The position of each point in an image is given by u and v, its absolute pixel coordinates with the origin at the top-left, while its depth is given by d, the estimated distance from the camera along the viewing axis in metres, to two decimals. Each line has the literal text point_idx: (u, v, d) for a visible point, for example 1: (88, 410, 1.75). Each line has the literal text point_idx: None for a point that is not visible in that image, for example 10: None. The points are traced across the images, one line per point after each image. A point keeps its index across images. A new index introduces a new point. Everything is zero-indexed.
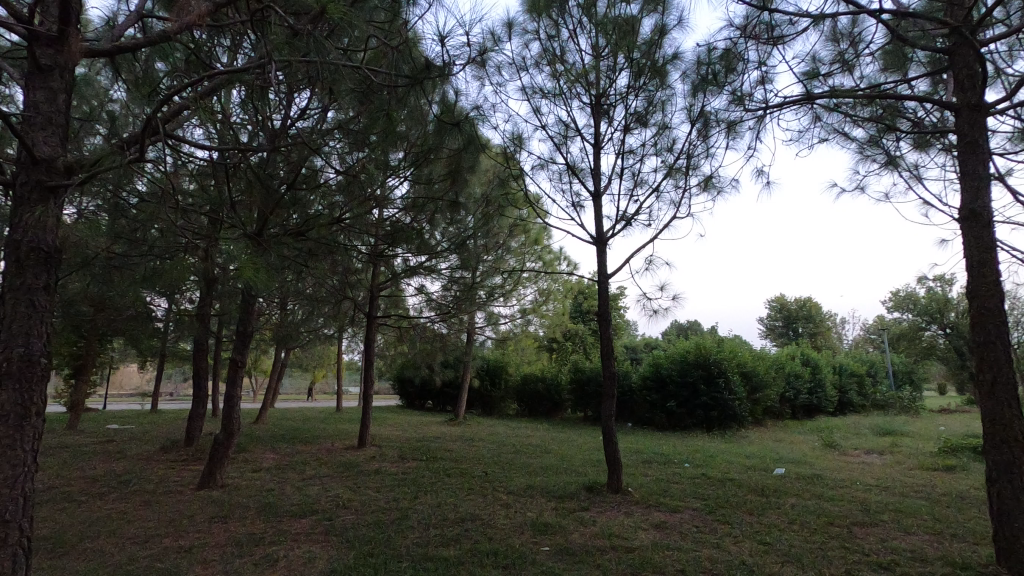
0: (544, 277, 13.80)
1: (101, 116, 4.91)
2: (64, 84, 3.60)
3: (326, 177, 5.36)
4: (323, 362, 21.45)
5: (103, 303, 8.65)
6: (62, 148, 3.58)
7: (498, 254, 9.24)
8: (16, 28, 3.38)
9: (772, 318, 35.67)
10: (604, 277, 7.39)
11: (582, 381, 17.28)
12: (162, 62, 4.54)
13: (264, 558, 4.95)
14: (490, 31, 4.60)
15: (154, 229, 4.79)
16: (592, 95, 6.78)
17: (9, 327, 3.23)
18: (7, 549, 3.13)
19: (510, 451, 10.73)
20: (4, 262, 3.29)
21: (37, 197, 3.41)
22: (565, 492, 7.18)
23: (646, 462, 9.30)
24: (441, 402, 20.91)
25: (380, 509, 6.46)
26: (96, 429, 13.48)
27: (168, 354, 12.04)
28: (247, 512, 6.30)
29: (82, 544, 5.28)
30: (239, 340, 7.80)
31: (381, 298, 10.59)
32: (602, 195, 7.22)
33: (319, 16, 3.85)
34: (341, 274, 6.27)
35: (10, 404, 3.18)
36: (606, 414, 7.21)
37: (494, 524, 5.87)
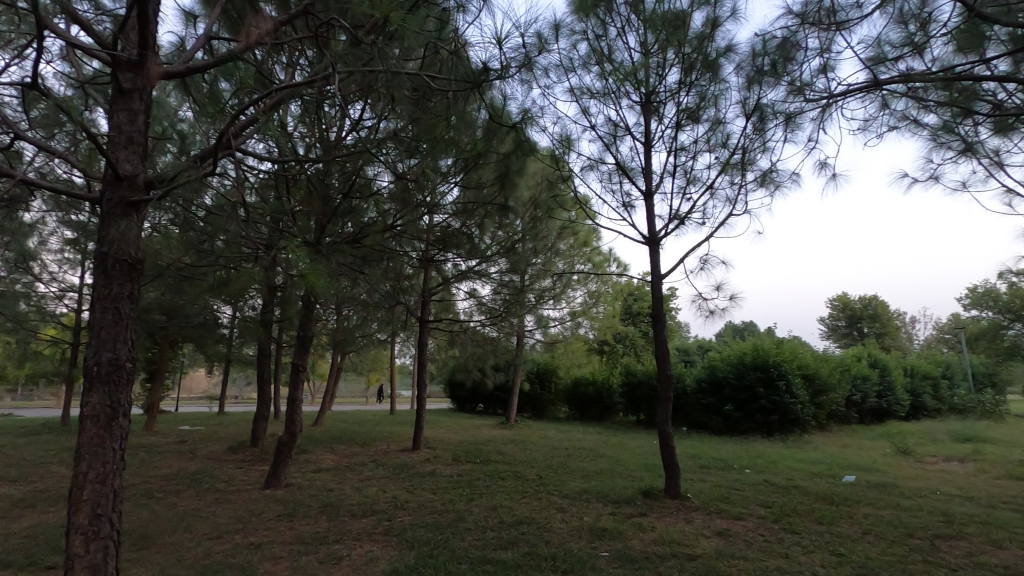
0: (593, 279, 13.66)
1: (172, 135, 5.22)
2: (143, 105, 3.84)
3: (379, 185, 5.55)
4: (377, 365, 21.99)
5: (175, 311, 9.17)
6: (141, 165, 3.82)
7: (546, 257, 9.22)
8: (101, 54, 3.63)
9: (834, 318, 33.97)
10: (657, 278, 7.23)
11: (633, 384, 16.94)
12: (226, 82, 4.84)
13: (329, 557, 5.09)
14: (540, 33, 4.59)
15: (221, 239, 5.06)
16: (642, 94, 6.67)
17: (99, 334, 3.46)
18: (99, 541, 3.36)
19: (563, 455, 10.64)
20: (93, 273, 3.53)
21: (120, 212, 3.64)
22: (621, 497, 7.05)
23: (704, 468, 9.02)
24: (491, 405, 21.01)
25: (437, 511, 6.54)
26: (170, 430, 14.29)
27: (233, 358, 12.65)
28: (311, 511, 6.50)
29: (162, 538, 5.60)
30: (299, 345, 8.09)
31: (432, 302, 10.74)
32: (654, 195, 7.10)
33: (378, 26, 3.95)
34: (393, 280, 6.41)
35: (100, 406, 3.41)
36: (662, 417, 7.05)
37: (551, 528, 5.83)
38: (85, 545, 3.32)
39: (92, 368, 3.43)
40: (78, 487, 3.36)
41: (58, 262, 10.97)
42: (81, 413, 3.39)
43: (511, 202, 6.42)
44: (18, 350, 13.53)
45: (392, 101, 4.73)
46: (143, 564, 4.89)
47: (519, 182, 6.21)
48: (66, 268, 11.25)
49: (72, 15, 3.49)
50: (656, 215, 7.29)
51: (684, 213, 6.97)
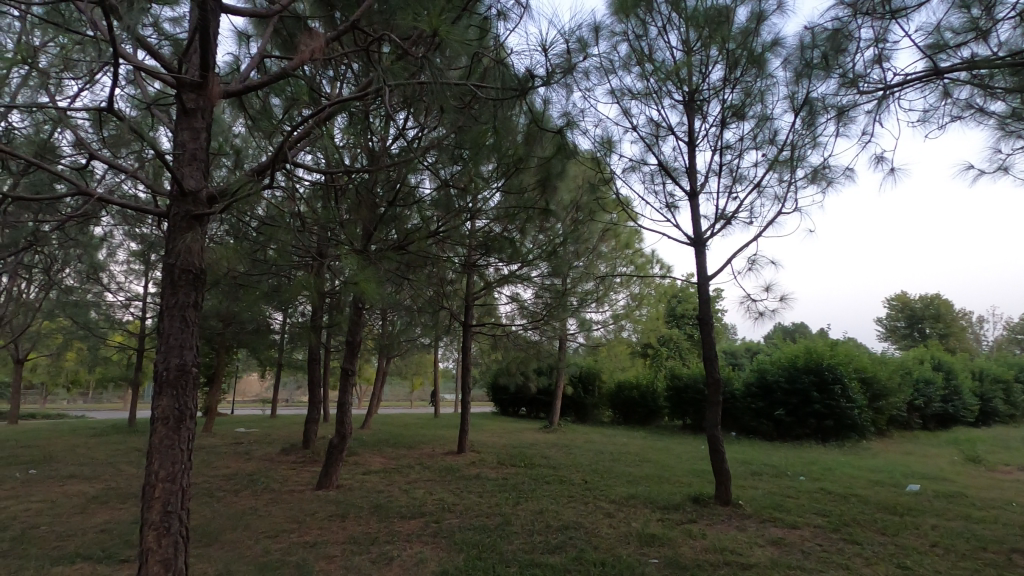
0: (636, 282, 13.49)
1: (227, 149, 5.48)
2: (205, 123, 4.05)
3: (422, 192, 5.70)
4: (421, 369, 22.35)
5: (231, 318, 9.59)
6: (204, 180, 4.03)
7: (588, 260, 9.19)
8: (167, 77, 3.84)
9: (892, 318, 32.40)
10: (703, 279, 7.10)
11: (679, 388, 16.53)
12: (277, 98, 5.12)
13: (381, 556, 5.22)
14: (582, 36, 4.56)
15: (273, 248, 5.28)
16: (685, 92, 6.57)
17: (167, 341, 3.66)
18: (170, 537, 3.56)
19: (608, 459, 10.53)
20: (161, 283, 3.75)
21: (185, 225, 3.85)
22: (670, 502, 6.94)
23: (755, 474, 8.75)
24: (535, 409, 21.00)
25: (484, 514, 6.59)
26: (228, 432, 14.94)
27: (285, 363, 13.12)
28: (362, 512, 6.68)
29: (224, 535, 5.85)
30: (348, 349, 8.34)
31: (475, 307, 10.83)
32: (699, 194, 6.97)
33: (426, 37, 4.05)
34: (437, 284, 6.54)
35: (170, 410, 3.61)
36: (711, 422, 6.89)
37: (599, 534, 5.78)
38: (157, 540, 3.52)
39: (161, 372, 3.64)
40: (150, 485, 3.56)
41: (125, 273, 11.66)
42: (152, 415, 3.60)
43: (552, 205, 6.47)
44: (90, 355, 14.45)
45: (436, 111, 4.82)
46: (207, 560, 5.13)
47: (559, 186, 6.22)
48: (132, 278, 11.95)
49: (140, 42, 3.70)
50: (701, 215, 7.16)
51: (730, 213, 6.82)
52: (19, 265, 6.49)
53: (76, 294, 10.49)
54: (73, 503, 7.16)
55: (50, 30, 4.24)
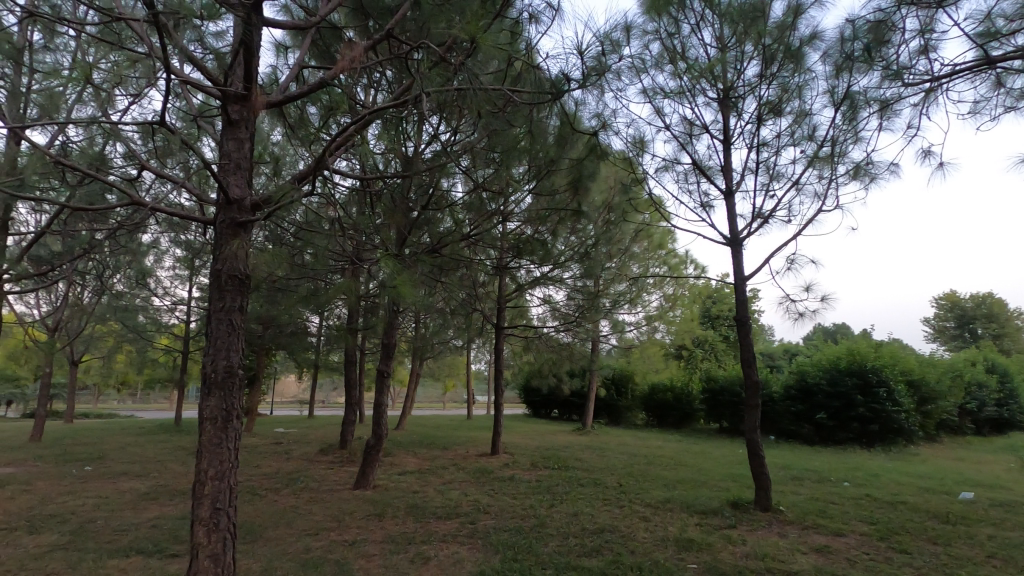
0: (669, 282, 13.31)
1: (266, 157, 5.65)
2: (249, 133, 4.19)
3: (454, 196, 5.77)
4: (454, 371, 22.56)
5: (271, 321, 9.87)
6: (248, 188, 4.17)
7: (620, 261, 9.12)
8: (213, 90, 4.00)
9: (941, 318, 31.09)
10: (740, 279, 6.95)
11: (715, 390, 16.23)
12: (314, 107, 5.26)
13: (418, 556, 5.29)
14: (615, 37, 4.53)
15: (310, 253, 5.41)
16: (719, 90, 6.47)
17: (215, 343, 3.80)
18: (219, 532, 3.69)
19: (643, 462, 10.42)
20: (209, 288, 3.89)
21: (230, 232, 3.99)
22: (708, 507, 6.82)
23: (796, 479, 8.52)
24: (567, 411, 20.92)
25: (519, 516, 6.60)
26: (269, 432, 15.36)
27: (322, 365, 13.42)
28: (399, 512, 6.78)
29: (267, 532, 6.03)
30: (384, 351, 8.49)
31: (507, 309, 10.87)
32: (735, 193, 6.84)
33: (461, 43, 4.09)
34: (469, 287, 6.59)
35: (218, 409, 3.74)
36: (749, 425, 6.74)
37: (635, 538, 5.73)
38: (207, 535, 3.65)
39: (210, 374, 3.77)
40: (200, 482, 3.69)
41: (171, 278, 12.14)
42: (201, 415, 3.73)
43: (584, 206, 6.45)
44: (139, 357, 15.09)
45: (469, 115, 4.87)
46: (252, 556, 5.29)
47: (591, 187, 6.20)
48: (177, 283, 12.43)
49: (187, 57, 3.86)
50: (737, 214, 7.03)
51: (768, 211, 6.67)
52: (75, 272, 6.84)
53: (126, 298, 10.98)
54: (126, 498, 7.49)
55: (104, 49, 4.46)
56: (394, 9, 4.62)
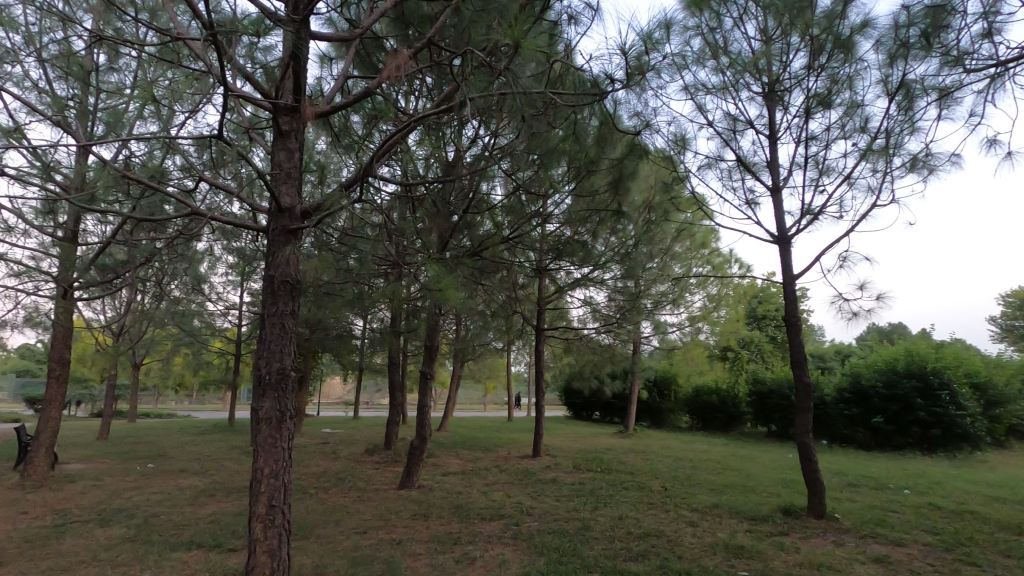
0: (713, 282, 13.00)
1: (311, 166, 5.83)
2: (298, 144, 4.34)
3: (493, 198, 5.96)
4: (495, 373, 22.65)
5: (318, 325, 10.15)
6: (298, 197, 4.31)
7: (662, 262, 8.98)
8: (266, 103, 4.15)
9: (1008, 317, 29.26)
10: (789, 277, 6.74)
11: (762, 393, 15.74)
12: (357, 116, 5.39)
13: (464, 556, 5.34)
14: (656, 34, 4.46)
15: (355, 258, 5.57)
16: (764, 84, 6.30)
17: (269, 347, 3.94)
18: (275, 528, 3.82)
19: (688, 466, 10.20)
20: (263, 294, 4.05)
21: (282, 239, 4.14)
22: (758, 513, 6.63)
23: (852, 486, 8.16)
24: (609, 413, 20.71)
25: (563, 518, 6.58)
26: (316, 432, 15.83)
27: (366, 367, 13.73)
28: (443, 512, 6.87)
29: (318, 529, 6.21)
30: (427, 353, 8.62)
31: (547, 311, 10.86)
32: (782, 189, 6.64)
33: (507, 48, 4.13)
34: (509, 289, 6.61)
35: (272, 410, 3.88)
36: (801, 429, 6.51)
37: (683, 543, 5.61)
38: (264, 531, 3.79)
39: (265, 376, 3.92)
40: (257, 480, 3.85)
41: (223, 284, 12.65)
42: (257, 416, 3.88)
43: (625, 206, 6.36)
44: (195, 359, 15.81)
45: (511, 121, 4.89)
46: (304, 552, 5.45)
47: (632, 187, 6.13)
48: (229, 289, 12.94)
49: (240, 73, 4.03)
50: (785, 211, 6.81)
51: (818, 207, 6.44)
52: (137, 279, 7.22)
53: (183, 304, 11.51)
54: (186, 495, 7.84)
55: (163, 68, 4.71)
56: (434, 17, 4.71)
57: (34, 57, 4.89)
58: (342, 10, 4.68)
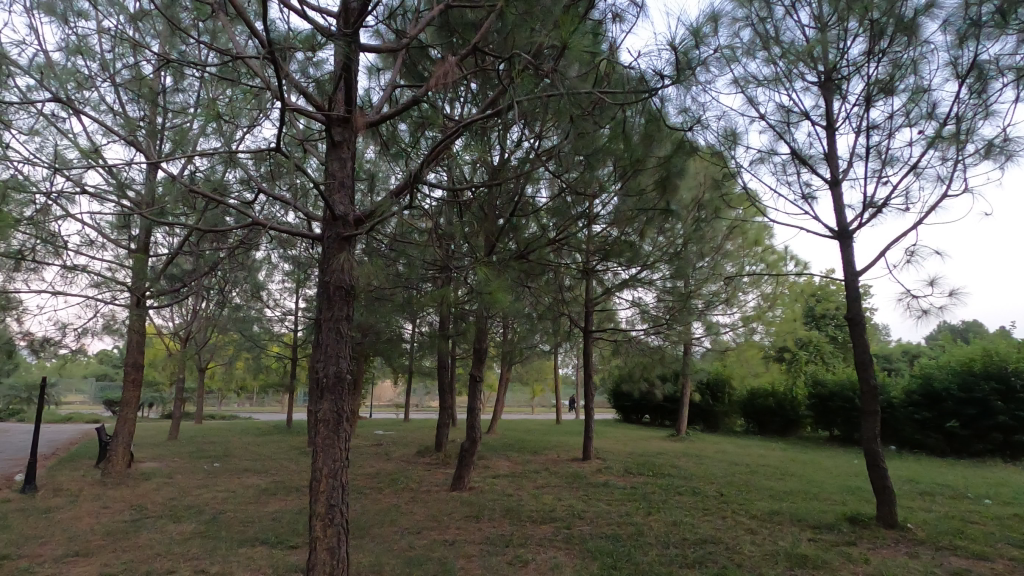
0: (767, 280, 12.52)
1: (362, 175, 6.01)
2: (350, 153, 4.47)
3: (538, 200, 6.01)
4: (542, 375, 22.59)
5: (369, 329, 10.42)
6: (351, 204, 4.44)
7: (713, 260, 8.73)
8: (320, 115, 4.30)
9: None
10: (851, 274, 6.42)
11: (823, 395, 15.06)
12: (404, 124, 5.50)
13: (517, 558, 5.35)
14: (704, 27, 4.34)
15: (404, 263, 5.68)
16: (820, 73, 6.04)
17: (326, 350, 4.07)
18: (334, 527, 3.93)
19: (744, 472, 9.86)
20: (320, 299, 4.18)
21: (337, 246, 4.27)
22: (823, 521, 6.33)
23: (925, 494, 7.69)
24: (659, 416, 20.29)
25: (616, 522, 6.49)
26: (369, 434, 16.21)
27: (415, 369, 13.99)
28: (495, 514, 6.90)
29: (373, 528, 6.36)
30: (475, 356, 8.68)
31: (595, 313, 10.75)
32: (841, 182, 6.34)
33: (558, 51, 4.12)
34: (556, 290, 6.58)
35: (330, 412, 3.99)
36: (868, 433, 6.18)
37: (742, 551, 5.43)
38: (323, 529, 3.91)
39: (322, 378, 4.04)
40: (317, 479, 3.98)
41: (280, 290, 13.17)
42: (315, 417, 4.00)
43: (673, 204, 6.20)
44: (256, 363, 16.52)
45: (557, 121, 4.88)
46: (361, 551, 5.59)
47: (681, 185, 5.97)
48: (285, 295, 13.45)
49: (295, 88, 4.18)
50: (845, 205, 6.50)
51: (881, 200, 6.11)
52: (203, 287, 7.62)
53: (243, 310, 12.03)
54: (250, 493, 8.20)
55: (224, 86, 4.95)
56: (477, 23, 4.75)
57: (109, 82, 5.24)
58: (389, 21, 4.80)
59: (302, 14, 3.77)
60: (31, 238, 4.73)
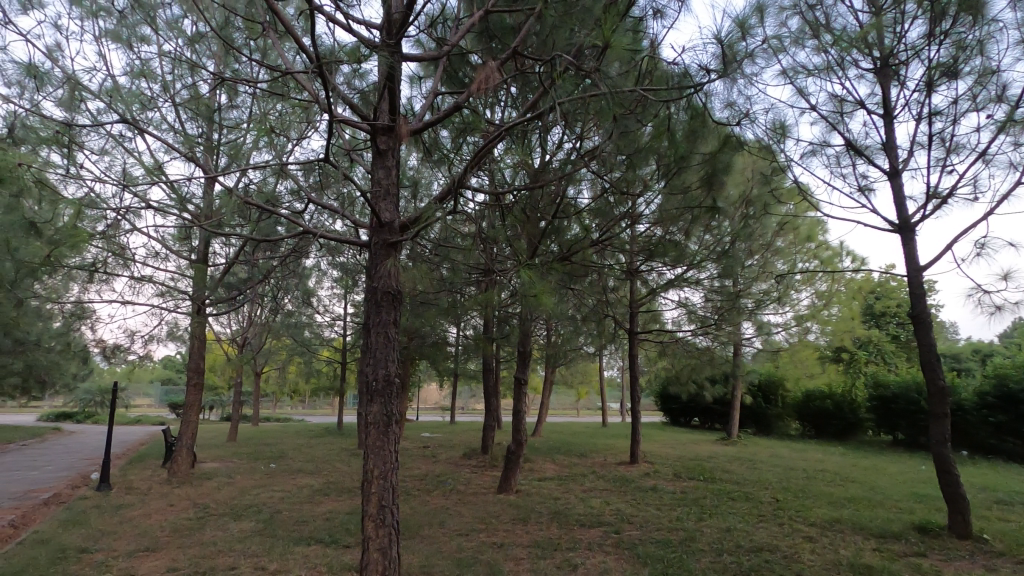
0: (821, 278, 11.99)
1: (405, 182, 6.14)
2: (395, 161, 4.57)
3: (579, 202, 5.92)
4: (587, 378, 22.42)
5: (415, 333, 10.61)
6: (396, 211, 4.54)
7: (763, 258, 8.45)
8: (365, 125, 4.42)
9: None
10: (915, 268, 6.08)
11: (885, 398, 14.32)
12: (446, 131, 5.57)
13: (566, 562, 5.32)
14: (749, 17, 4.21)
15: (447, 267, 5.74)
16: (875, 59, 5.76)
17: (375, 354, 4.16)
18: (385, 527, 4.01)
19: (800, 477, 9.47)
20: (368, 304, 4.28)
21: (383, 252, 4.36)
22: (888, 530, 6.01)
23: (1003, 504, 7.18)
24: (709, 419, 19.77)
25: (666, 528, 6.36)
26: (416, 436, 16.49)
27: (460, 372, 14.14)
28: (542, 517, 6.89)
29: (423, 530, 6.46)
30: (520, 359, 8.68)
31: (640, 314, 10.59)
32: (901, 172, 6.03)
33: (601, 50, 4.08)
34: (599, 293, 6.51)
35: (380, 415, 4.08)
36: (937, 438, 5.83)
37: (800, 560, 5.21)
38: (375, 530, 3.99)
39: (372, 382, 4.14)
40: (368, 481, 4.07)
41: (329, 297, 13.58)
42: (365, 420, 4.10)
43: (720, 202, 6.04)
44: (308, 367, 17.07)
45: (598, 122, 4.84)
46: (412, 552, 5.68)
47: (727, 181, 5.81)
48: (334, 301, 13.85)
49: (342, 100, 4.32)
50: (906, 197, 6.17)
51: (946, 190, 5.77)
52: (257, 295, 7.94)
53: (295, 316, 12.47)
54: (305, 493, 8.47)
55: (274, 101, 5.14)
56: (517, 27, 4.77)
57: (169, 101, 5.55)
58: (430, 30, 4.88)
59: (347, 28, 3.89)
60: (103, 252, 5.06)
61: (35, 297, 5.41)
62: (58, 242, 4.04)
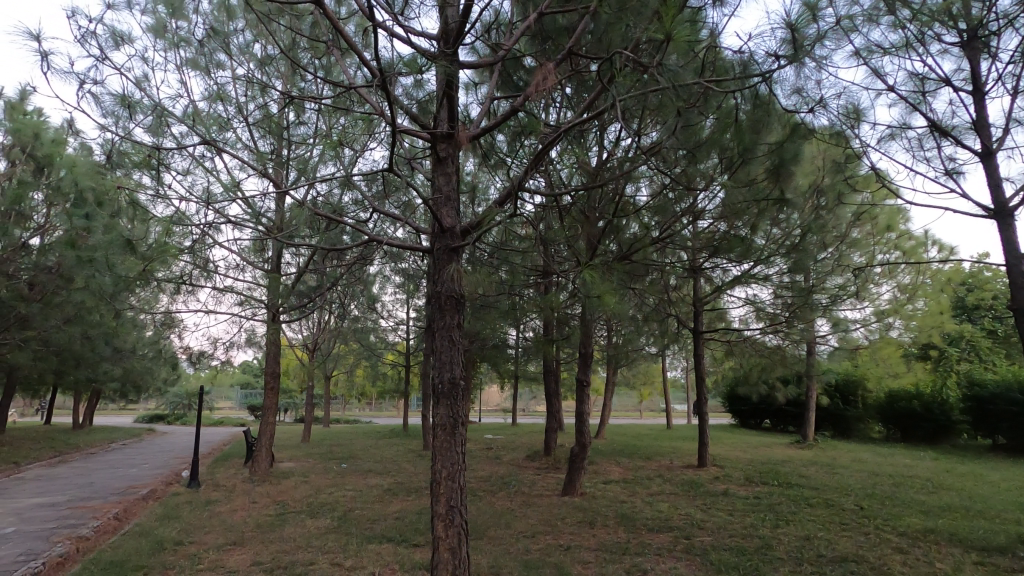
0: (904, 269, 11.12)
1: (463, 188, 6.24)
2: (455, 167, 4.65)
3: (637, 200, 5.79)
4: (650, 379, 21.97)
5: (476, 335, 10.74)
6: (457, 216, 4.61)
7: (838, 250, 7.99)
8: (425, 134, 4.51)
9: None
10: (1015, 256, 5.56)
11: (981, 398, 13.18)
12: (502, 135, 5.63)
13: (635, 567, 5.22)
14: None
15: (505, 270, 5.77)
16: (962, 31, 5.31)
17: (440, 357, 4.24)
18: (455, 527, 4.07)
19: (886, 483, 8.86)
20: (433, 309, 4.36)
21: (446, 257, 4.43)
22: (992, 543, 5.51)
23: None
24: (781, 421, 18.86)
25: (739, 534, 6.12)
26: (479, 437, 16.68)
27: (521, 374, 14.20)
28: (609, 520, 6.80)
29: (490, 531, 6.52)
30: (581, 360, 8.61)
31: (705, 312, 10.25)
32: (995, 152, 5.54)
33: (661, 44, 3.98)
34: (662, 292, 6.35)
35: (447, 418, 4.15)
36: None
37: (891, 572, 4.87)
38: (445, 529, 4.06)
39: (438, 385, 4.22)
40: (437, 481, 4.15)
41: (392, 302, 13.97)
42: (433, 423, 4.18)
43: (789, 193, 5.76)
44: (374, 370, 17.66)
45: (658, 117, 4.72)
46: (480, 553, 5.74)
47: (797, 171, 5.54)
48: (398, 306, 14.24)
49: (403, 111, 4.44)
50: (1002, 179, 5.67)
51: None
52: (326, 302, 8.29)
53: (361, 322, 12.92)
54: (375, 493, 8.76)
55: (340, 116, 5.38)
56: (572, 27, 4.73)
57: (244, 121, 5.92)
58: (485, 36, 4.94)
59: (407, 40, 4.00)
60: (189, 266, 5.44)
61: (131, 309, 5.87)
62: (150, 257, 4.39)
